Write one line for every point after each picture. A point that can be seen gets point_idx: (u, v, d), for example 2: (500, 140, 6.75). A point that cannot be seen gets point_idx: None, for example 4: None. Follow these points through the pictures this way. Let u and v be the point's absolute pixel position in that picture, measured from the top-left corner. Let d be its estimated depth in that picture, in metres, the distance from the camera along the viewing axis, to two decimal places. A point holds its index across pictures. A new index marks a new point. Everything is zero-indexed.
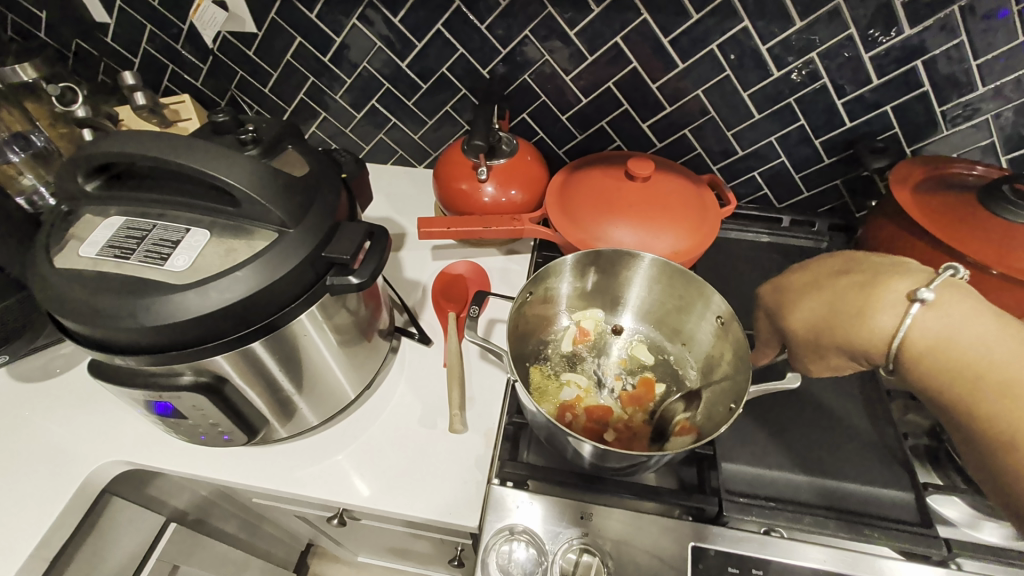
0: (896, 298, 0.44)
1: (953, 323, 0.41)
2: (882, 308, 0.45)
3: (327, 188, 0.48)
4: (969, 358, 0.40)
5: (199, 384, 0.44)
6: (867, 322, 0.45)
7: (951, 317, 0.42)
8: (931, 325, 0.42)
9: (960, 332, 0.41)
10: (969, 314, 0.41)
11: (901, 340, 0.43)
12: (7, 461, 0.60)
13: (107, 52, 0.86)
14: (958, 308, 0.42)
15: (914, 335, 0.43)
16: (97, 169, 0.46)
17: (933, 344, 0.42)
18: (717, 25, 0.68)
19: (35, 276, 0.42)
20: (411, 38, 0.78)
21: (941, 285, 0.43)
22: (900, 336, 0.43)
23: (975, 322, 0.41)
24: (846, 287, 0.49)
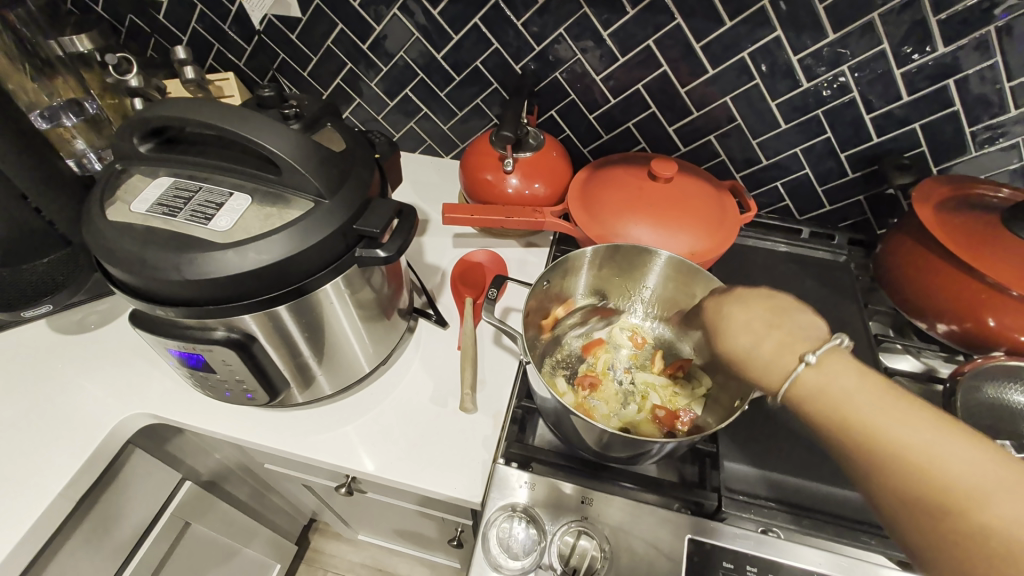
0: (792, 354, 0.42)
1: (838, 384, 0.39)
2: (783, 357, 0.42)
3: (362, 165, 0.50)
4: (843, 413, 0.38)
5: (231, 340, 0.47)
6: (767, 372, 0.43)
7: (831, 378, 0.39)
8: (823, 384, 0.40)
9: (851, 398, 0.38)
10: (862, 387, 0.38)
11: (789, 385, 0.41)
12: (43, 404, 0.63)
13: (159, 28, 0.90)
14: (840, 373, 0.39)
15: (798, 385, 0.41)
16: (151, 132, 0.49)
17: (811, 398, 0.40)
18: (750, 33, 0.69)
19: (89, 226, 0.45)
20: (448, 31, 0.80)
21: (827, 351, 0.40)
22: (786, 385, 0.41)
23: (857, 394, 0.38)
24: (758, 328, 0.45)
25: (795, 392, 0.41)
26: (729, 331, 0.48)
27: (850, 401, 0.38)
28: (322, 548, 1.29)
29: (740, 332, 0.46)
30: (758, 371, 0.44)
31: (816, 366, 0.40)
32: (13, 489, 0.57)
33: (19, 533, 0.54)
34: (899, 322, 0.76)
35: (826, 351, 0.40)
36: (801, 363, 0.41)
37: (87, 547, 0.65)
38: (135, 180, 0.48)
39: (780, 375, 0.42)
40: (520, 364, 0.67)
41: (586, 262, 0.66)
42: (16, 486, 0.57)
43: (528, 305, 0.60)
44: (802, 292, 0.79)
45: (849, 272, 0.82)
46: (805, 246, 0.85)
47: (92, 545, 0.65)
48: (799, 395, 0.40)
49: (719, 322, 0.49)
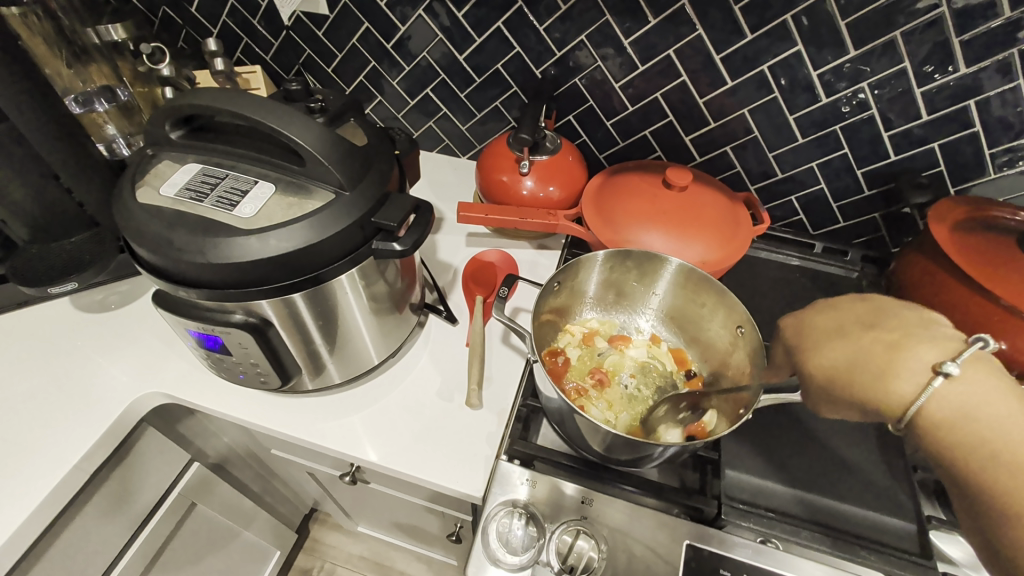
0: (923, 360, 0.39)
1: (976, 398, 0.37)
2: (905, 370, 0.40)
3: (383, 160, 0.52)
4: (985, 439, 0.36)
5: (248, 323, 0.49)
6: (888, 383, 0.40)
7: (973, 391, 0.37)
8: (952, 399, 0.37)
9: (984, 412, 0.36)
10: (991, 394, 0.37)
11: (916, 411, 0.38)
12: (63, 379, 0.65)
13: (191, 21, 0.93)
14: (988, 385, 0.37)
15: (932, 410, 0.38)
16: (182, 120, 0.51)
17: (948, 419, 0.37)
18: (770, 47, 0.70)
19: (119, 206, 0.47)
20: (472, 33, 0.81)
21: (970, 359, 0.37)
22: (919, 404, 0.38)
23: (993, 404, 0.36)
24: (854, 334, 0.45)
25: (924, 417, 0.38)
26: (821, 350, 0.47)
27: (973, 412, 0.37)
28: (323, 538, 1.30)
29: (835, 348, 0.45)
30: (863, 383, 0.42)
31: (958, 379, 0.37)
32: (31, 459, 0.58)
33: (34, 502, 0.56)
34: None
35: (968, 360, 0.38)
36: (937, 377, 0.38)
37: (99, 521, 0.66)
38: (164, 164, 0.50)
39: (909, 392, 0.39)
40: (526, 364, 0.68)
41: (598, 265, 0.66)
42: (35, 456, 0.59)
43: (538, 305, 0.61)
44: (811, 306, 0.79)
45: (860, 289, 0.82)
46: (817, 260, 0.85)
47: (104, 519, 0.67)
48: (933, 418, 0.38)
49: (815, 329, 0.49)
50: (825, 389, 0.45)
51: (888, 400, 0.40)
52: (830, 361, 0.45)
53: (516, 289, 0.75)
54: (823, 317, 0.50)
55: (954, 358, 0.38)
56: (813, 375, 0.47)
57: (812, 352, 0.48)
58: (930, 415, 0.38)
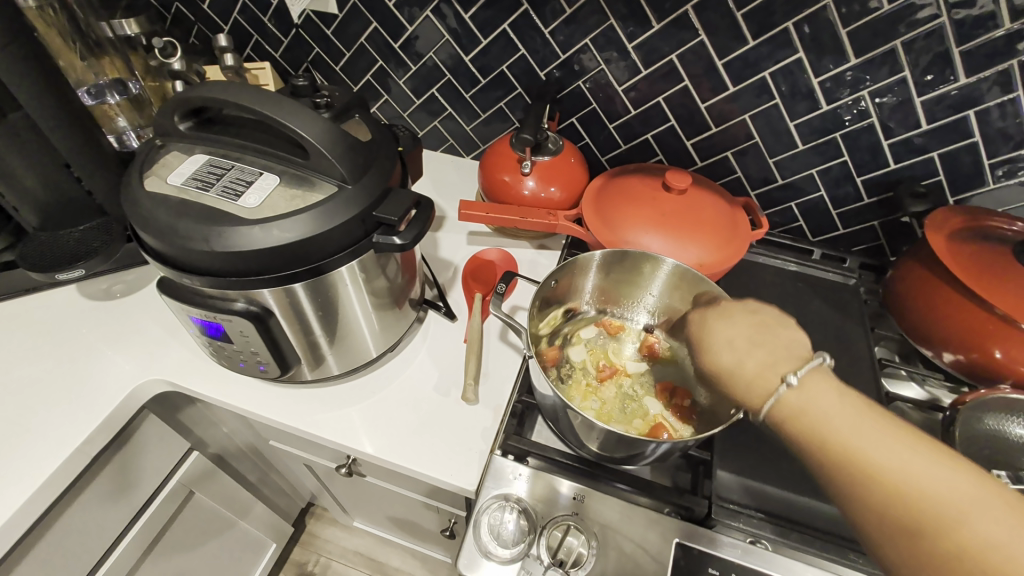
0: (776, 371, 0.43)
1: (819, 407, 0.40)
2: (765, 376, 0.43)
3: (386, 156, 0.53)
4: (830, 441, 0.39)
5: (250, 312, 0.50)
6: (750, 389, 0.44)
7: (815, 400, 0.40)
8: (816, 404, 0.40)
9: (853, 434, 0.38)
10: (829, 404, 0.40)
11: (775, 404, 0.42)
12: (67, 364, 0.66)
13: (203, 18, 0.94)
14: (823, 398, 0.40)
15: (788, 403, 0.41)
16: (191, 112, 0.52)
17: (801, 415, 0.40)
18: (772, 54, 0.71)
19: (127, 194, 0.48)
20: (478, 34, 0.83)
21: (809, 371, 0.41)
22: (771, 403, 0.42)
23: (834, 412, 0.40)
24: (743, 343, 0.46)
25: (780, 410, 0.42)
26: (716, 347, 0.48)
27: (823, 421, 0.40)
28: (318, 533, 1.31)
29: (724, 347, 0.47)
30: (742, 386, 0.45)
31: (799, 386, 0.41)
32: (34, 440, 0.60)
33: (35, 484, 0.56)
34: (905, 349, 0.76)
35: (808, 373, 0.41)
36: (784, 382, 0.41)
37: (98, 506, 0.67)
38: (173, 155, 0.51)
39: (764, 392, 0.42)
40: (523, 361, 0.69)
41: (598, 265, 0.67)
42: (38, 438, 0.60)
43: (536, 303, 0.62)
44: (808, 311, 0.79)
45: (858, 296, 0.82)
46: (815, 266, 0.85)
47: (102, 505, 0.68)
48: (784, 414, 0.41)
49: (711, 334, 0.49)
50: (715, 384, 0.48)
51: (750, 400, 0.44)
52: (731, 364, 0.46)
53: (515, 287, 0.76)
54: (718, 322, 0.50)
55: (798, 369, 0.42)
56: (707, 373, 0.49)
57: (705, 347, 0.49)
58: (779, 411, 0.41)
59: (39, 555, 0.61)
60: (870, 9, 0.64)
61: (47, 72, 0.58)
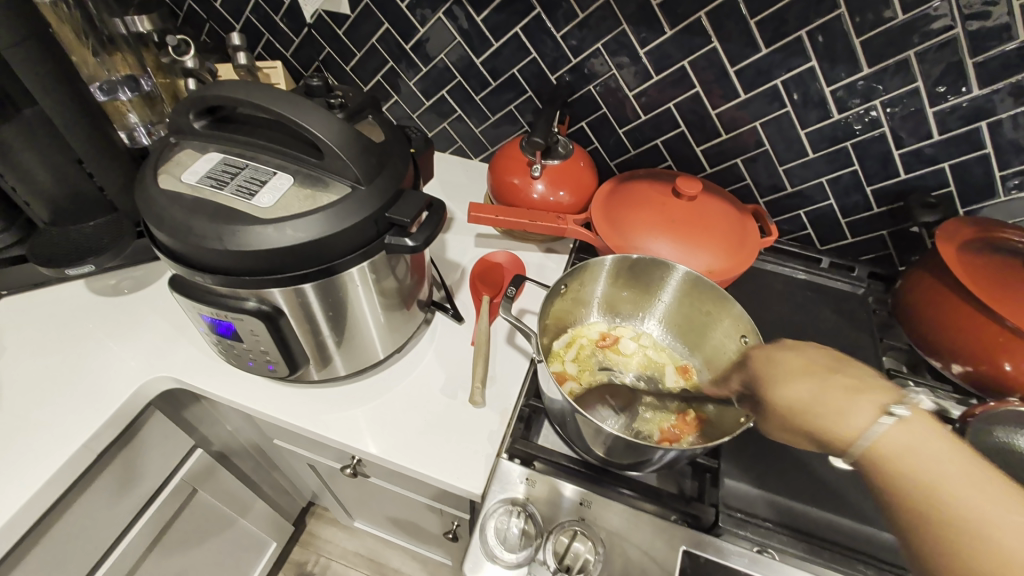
0: (872, 405, 0.42)
1: (919, 450, 0.39)
2: (858, 410, 0.42)
3: (398, 157, 0.52)
4: (925, 481, 0.38)
5: (261, 311, 0.50)
6: (841, 422, 0.42)
7: (918, 439, 0.40)
8: (897, 438, 0.40)
9: (921, 456, 0.39)
10: (932, 442, 0.39)
11: (869, 444, 0.40)
12: (75, 360, 0.66)
13: (214, 16, 0.95)
14: (928, 436, 0.39)
15: (882, 445, 0.40)
16: (206, 110, 0.52)
17: (893, 457, 0.40)
18: (785, 61, 0.71)
19: (141, 191, 0.48)
20: (489, 37, 0.83)
21: (913, 407, 0.40)
22: (867, 440, 0.40)
23: (938, 451, 0.39)
24: (817, 373, 0.45)
25: (875, 452, 0.40)
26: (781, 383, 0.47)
27: (915, 456, 0.39)
28: (318, 532, 1.31)
29: (794, 384, 0.46)
30: (824, 424, 0.43)
31: (904, 422, 0.40)
32: (41, 435, 0.60)
33: (41, 480, 0.56)
34: (913, 360, 0.76)
35: (912, 409, 0.40)
36: (886, 417, 0.40)
37: (101, 505, 0.67)
38: (187, 152, 0.51)
39: (859, 429, 0.41)
40: (531, 365, 0.69)
41: (608, 270, 0.67)
42: (44, 433, 0.60)
43: (546, 306, 0.62)
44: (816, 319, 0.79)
45: (866, 305, 0.82)
46: (823, 275, 0.85)
47: (107, 501, 0.68)
48: (875, 454, 0.40)
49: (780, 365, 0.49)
50: (785, 421, 0.46)
51: (837, 437, 0.42)
52: (793, 398, 0.45)
53: (524, 290, 0.76)
54: (782, 356, 0.49)
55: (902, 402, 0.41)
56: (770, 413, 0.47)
57: (767, 384, 0.48)
58: (875, 450, 0.40)
59: (43, 551, 0.61)
60: (884, 19, 0.64)
61: (60, 67, 0.58)
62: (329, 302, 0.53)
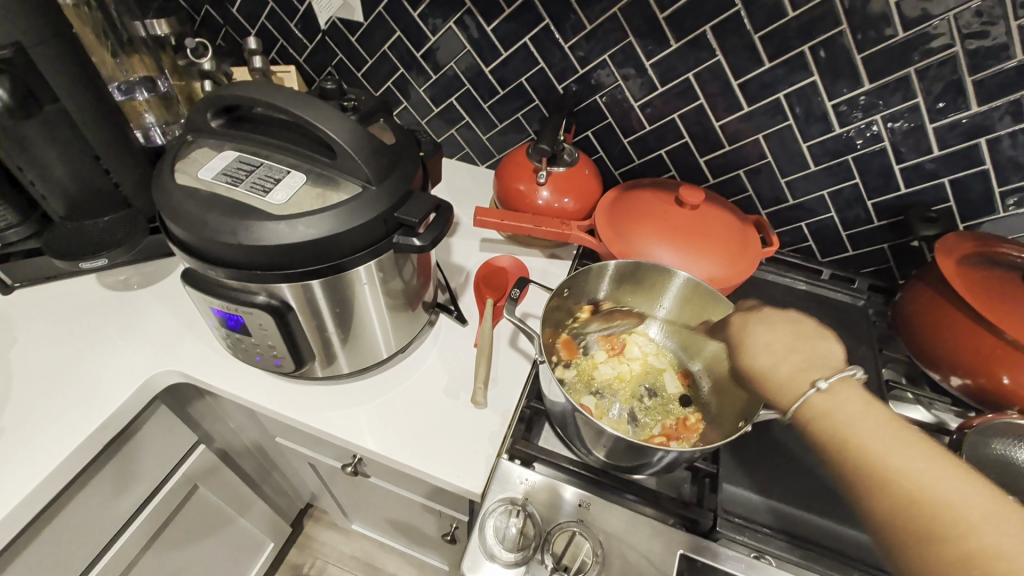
0: (804, 377, 0.47)
1: (843, 412, 0.43)
2: (795, 381, 0.47)
3: (409, 159, 0.54)
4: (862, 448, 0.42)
5: (271, 305, 0.51)
6: (784, 391, 0.47)
7: (841, 404, 0.44)
8: (833, 406, 0.44)
9: (869, 433, 0.42)
10: (852, 405, 0.44)
11: (801, 407, 0.45)
12: (82, 353, 0.67)
13: (231, 21, 0.97)
14: (860, 406, 0.43)
15: (813, 404, 0.45)
16: (223, 110, 0.54)
17: (816, 419, 0.44)
18: (787, 76, 0.72)
19: (158, 186, 0.50)
20: (499, 46, 0.85)
21: (838, 380, 0.45)
22: (799, 405, 0.45)
23: (863, 417, 0.43)
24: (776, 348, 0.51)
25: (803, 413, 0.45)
26: (753, 350, 0.52)
27: (845, 422, 0.43)
28: (316, 535, 1.31)
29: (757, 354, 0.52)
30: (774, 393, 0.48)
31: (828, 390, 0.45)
32: (50, 425, 0.60)
33: (47, 469, 0.57)
34: (912, 372, 0.76)
35: (843, 379, 0.45)
36: (814, 387, 0.45)
37: (103, 496, 0.68)
38: (203, 150, 0.52)
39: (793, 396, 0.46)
40: (533, 367, 0.70)
41: (612, 276, 0.68)
42: (53, 422, 0.61)
43: (551, 309, 0.63)
44: None
45: (866, 317, 0.82)
46: (824, 286, 0.86)
47: (110, 494, 0.69)
48: (810, 417, 0.45)
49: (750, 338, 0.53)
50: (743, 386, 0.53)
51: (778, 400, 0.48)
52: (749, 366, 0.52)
53: (527, 294, 0.77)
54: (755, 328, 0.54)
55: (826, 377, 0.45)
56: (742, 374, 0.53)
57: (742, 350, 0.53)
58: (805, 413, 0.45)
59: (45, 540, 0.62)
60: (886, 36, 0.65)
61: (82, 66, 0.60)
62: (334, 297, 0.53)
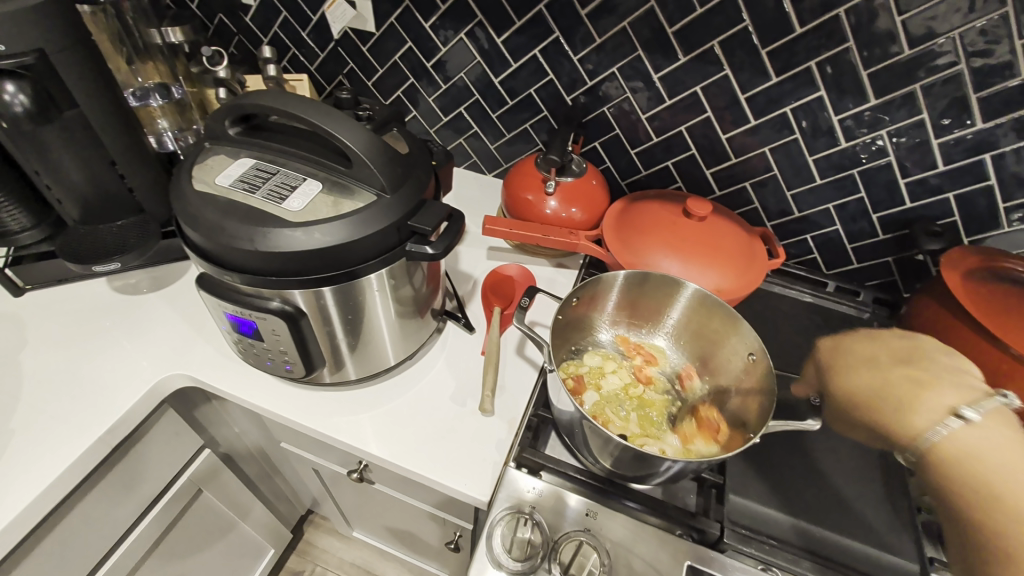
0: (940, 404, 0.42)
1: (978, 442, 0.39)
2: (929, 409, 0.42)
3: (422, 168, 0.55)
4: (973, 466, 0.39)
5: (284, 311, 0.51)
6: (910, 418, 0.43)
7: (994, 441, 0.39)
8: (970, 438, 0.40)
9: (992, 453, 0.38)
10: (1001, 442, 0.39)
11: (936, 442, 0.40)
12: (92, 355, 0.68)
13: (244, 30, 0.99)
14: (998, 435, 0.39)
15: (949, 443, 0.40)
16: (240, 118, 0.55)
17: (960, 456, 0.39)
18: (794, 91, 0.73)
19: (176, 192, 0.50)
20: (509, 58, 0.86)
21: (989, 410, 0.40)
22: (934, 436, 0.41)
23: (995, 443, 0.39)
24: (882, 363, 0.49)
25: (941, 451, 0.40)
26: (851, 374, 0.50)
27: (985, 454, 0.39)
28: (316, 541, 1.30)
29: (860, 371, 0.50)
30: (891, 419, 0.44)
31: (976, 424, 0.40)
32: (59, 428, 0.61)
33: (55, 471, 0.57)
34: None
35: (991, 410, 0.40)
36: (955, 418, 0.40)
37: (110, 499, 0.68)
38: (219, 157, 0.53)
39: (926, 425, 0.41)
40: (540, 376, 0.70)
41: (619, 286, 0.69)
42: (62, 424, 0.61)
43: (559, 317, 0.63)
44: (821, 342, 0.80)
45: (871, 329, 0.82)
46: (829, 298, 0.86)
47: (115, 498, 0.69)
48: (941, 453, 0.40)
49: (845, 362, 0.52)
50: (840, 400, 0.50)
51: (904, 432, 0.43)
52: (854, 383, 0.49)
53: (535, 303, 0.78)
54: (860, 346, 0.52)
55: (976, 405, 0.40)
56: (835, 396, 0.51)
57: (837, 372, 0.52)
58: (944, 447, 0.40)
59: (51, 543, 0.62)
60: (891, 53, 0.66)
61: (100, 73, 0.61)
62: (345, 303, 0.54)
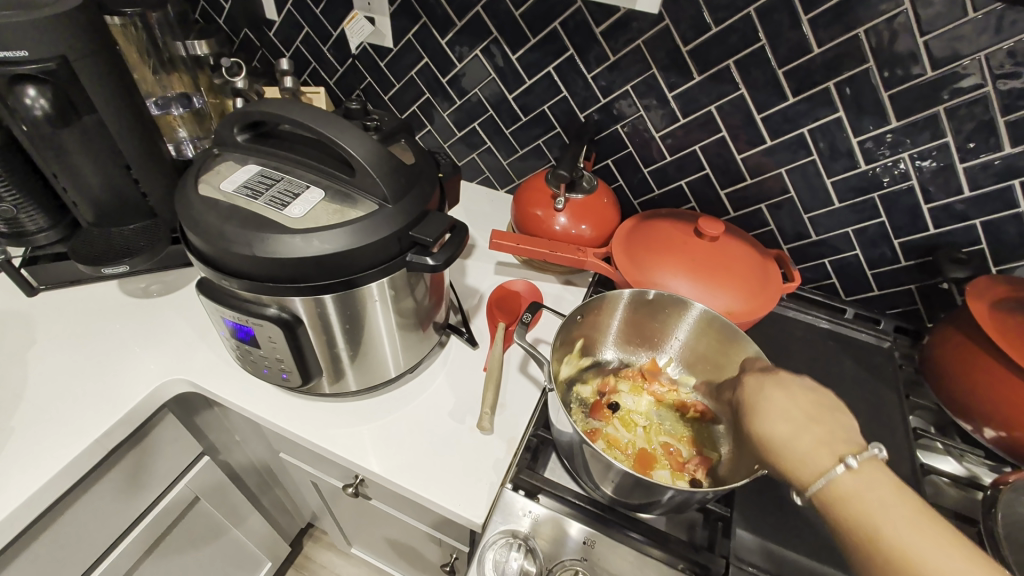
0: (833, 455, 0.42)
1: (870, 496, 0.39)
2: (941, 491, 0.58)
3: (426, 178, 0.54)
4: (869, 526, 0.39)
5: (281, 318, 0.51)
6: (802, 465, 0.43)
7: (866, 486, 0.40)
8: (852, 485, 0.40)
9: (873, 502, 0.39)
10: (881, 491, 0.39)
11: (824, 486, 0.41)
12: (97, 357, 0.68)
13: (267, 44, 1.01)
14: (878, 486, 0.39)
15: (837, 486, 0.40)
16: (250, 126, 0.55)
17: (845, 498, 0.40)
18: (810, 111, 0.72)
19: (181, 197, 0.51)
20: (523, 74, 0.86)
21: (866, 458, 0.40)
22: (821, 484, 0.41)
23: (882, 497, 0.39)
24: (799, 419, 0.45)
25: (828, 493, 0.41)
26: (772, 416, 0.47)
27: (864, 499, 0.40)
28: (315, 556, 1.28)
29: (776, 418, 0.46)
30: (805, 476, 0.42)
31: (855, 471, 0.40)
32: (58, 428, 0.61)
33: (50, 471, 0.57)
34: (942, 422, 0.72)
35: (865, 459, 0.40)
36: (841, 464, 0.41)
37: (106, 503, 0.67)
38: (227, 163, 0.54)
39: (816, 472, 0.42)
40: (541, 395, 0.68)
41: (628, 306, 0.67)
42: (61, 424, 0.61)
43: (563, 336, 0.62)
44: (839, 371, 0.77)
45: (893, 360, 0.79)
46: (847, 325, 0.83)
47: (112, 501, 0.68)
48: (831, 494, 0.41)
49: (767, 404, 0.48)
50: (758, 452, 0.47)
51: (795, 477, 0.43)
52: (769, 432, 0.46)
53: (540, 320, 0.76)
54: (775, 394, 0.48)
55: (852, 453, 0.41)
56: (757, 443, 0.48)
57: (755, 413, 0.48)
58: (831, 491, 0.41)
59: (42, 546, 0.61)
60: (913, 75, 0.65)
61: (122, 81, 0.62)
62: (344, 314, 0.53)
